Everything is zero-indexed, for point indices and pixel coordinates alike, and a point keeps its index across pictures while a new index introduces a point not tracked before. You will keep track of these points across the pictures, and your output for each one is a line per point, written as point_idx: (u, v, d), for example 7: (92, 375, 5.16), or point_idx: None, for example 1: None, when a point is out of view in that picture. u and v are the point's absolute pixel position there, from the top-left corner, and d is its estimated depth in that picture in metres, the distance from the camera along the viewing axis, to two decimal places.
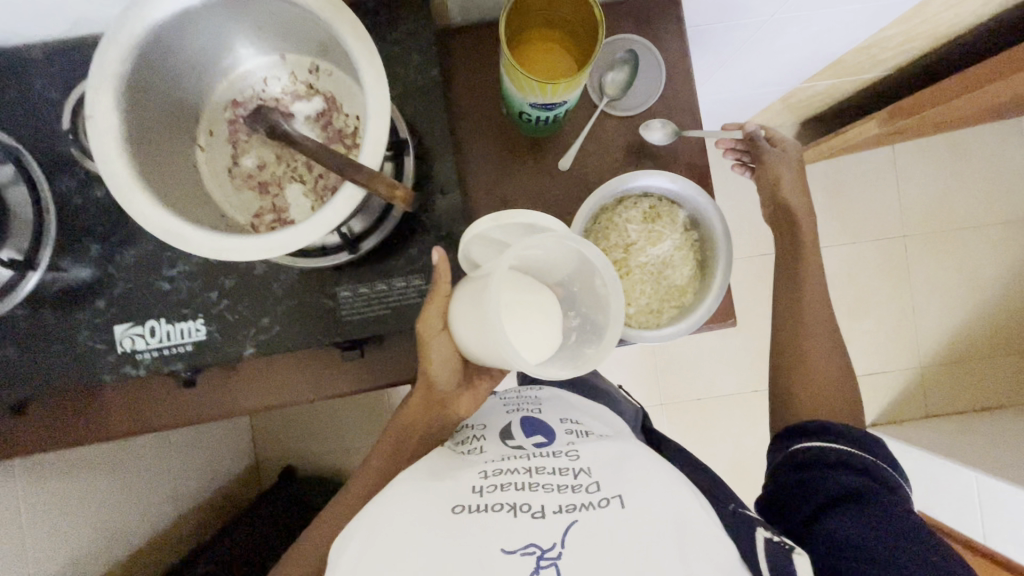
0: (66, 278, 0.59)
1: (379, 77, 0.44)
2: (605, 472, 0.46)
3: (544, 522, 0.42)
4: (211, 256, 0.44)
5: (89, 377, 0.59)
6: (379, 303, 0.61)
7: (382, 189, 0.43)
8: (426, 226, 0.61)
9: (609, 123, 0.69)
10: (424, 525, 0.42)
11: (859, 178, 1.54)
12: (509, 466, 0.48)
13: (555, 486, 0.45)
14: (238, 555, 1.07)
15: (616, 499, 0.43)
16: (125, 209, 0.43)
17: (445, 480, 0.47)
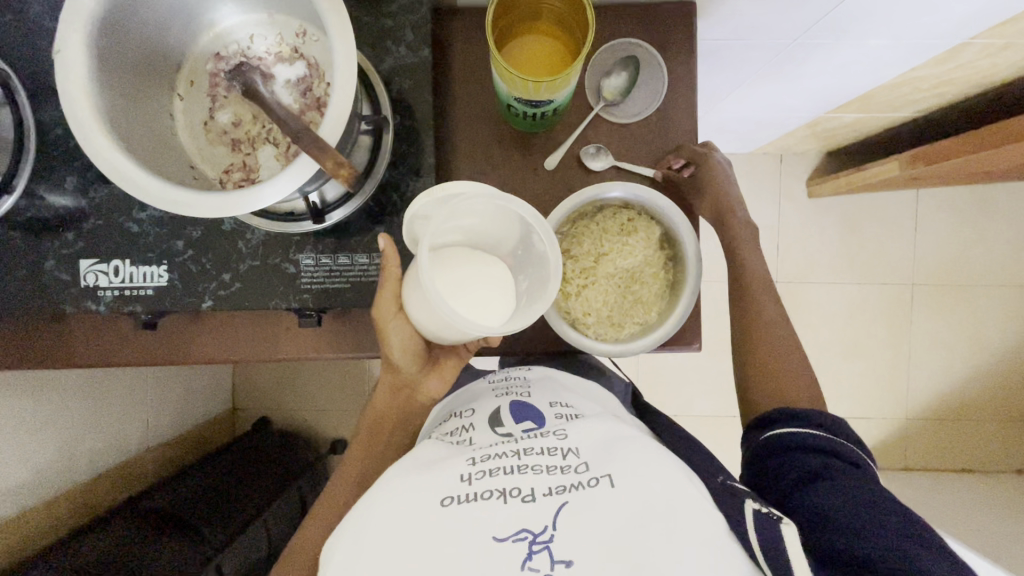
0: (41, 207, 0.60)
1: (349, 51, 0.43)
2: (596, 452, 0.43)
3: (532, 507, 0.38)
4: (162, 206, 0.44)
5: (51, 306, 0.60)
6: (340, 276, 0.60)
7: (328, 165, 0.42)
8: (397, 206, 0.60)
9: (603, 128, 0.67)
10: (412, 523, 0.38)
11: (876, 218, 1.50)
12: (497, 451, 0.44)
13: (544, 468, 0.41)
14: (206, 488, 1.10)
15: (606, 479, 0.40)
16: (82, 145, 0.43)
17: (432, 465, 0.43)
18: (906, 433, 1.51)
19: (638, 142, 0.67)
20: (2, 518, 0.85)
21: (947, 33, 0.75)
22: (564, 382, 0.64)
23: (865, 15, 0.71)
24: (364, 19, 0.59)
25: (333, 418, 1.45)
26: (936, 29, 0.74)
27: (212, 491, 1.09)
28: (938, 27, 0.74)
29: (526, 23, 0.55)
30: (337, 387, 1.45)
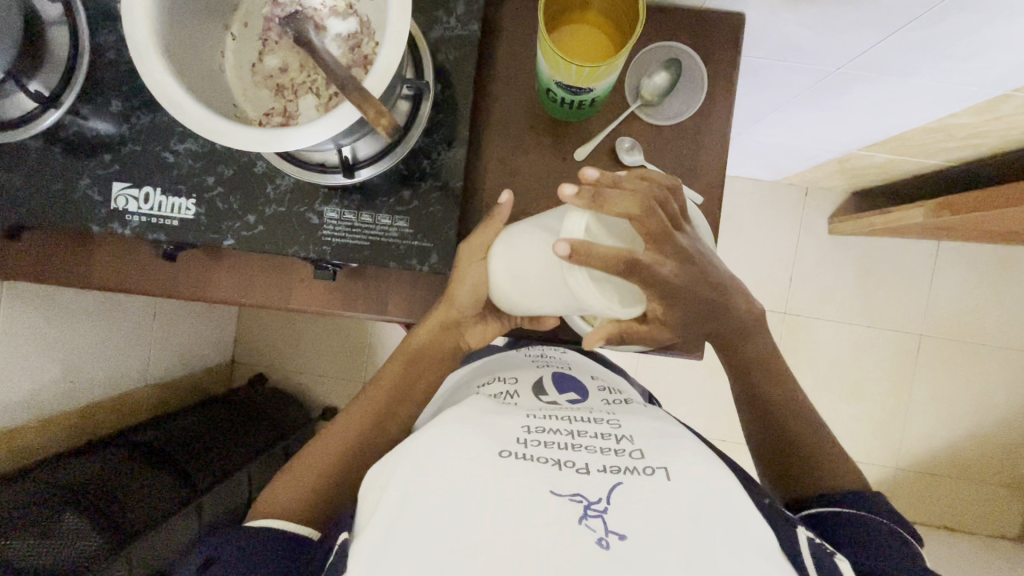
0: (84, 126, 0.62)
1: (404, 8, 0.44)
2: (648, 442, 0.45)
3: (587, 480, 0.41)
4: (204, 133, 0.45)
5: (78, 223, 0.61)
6: (360, 233, 0.61)
7: (370, 113, 0.43)
8: (426, 172, 0.61)
9: (638, 126, 0.68)
10: (473, 466, 0.41)
11: (893, 263, 1.49)
12: (553, 424, 0.47)
13: (598, 449, 0.44)
14: (198, 429, 1.11)
15: (661, 470, 0.42)
16: (136, 65, 0.45)
17: (491, 421, 0.46)
18: (894, 483, 1.50)
19: (670, 145, 0.68)
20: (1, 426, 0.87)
21: (991, 82, 0.75)
22: (592, 368, 0.67)
23: (911, 53, 0.71)
24: None
25: (327, 385, 1.46)
26: (980, 77, 0.74)
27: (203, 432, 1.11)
28: (983, 75, 0.74)
29: (576, 10, 0.56)
30: (335, 355, 1.47)
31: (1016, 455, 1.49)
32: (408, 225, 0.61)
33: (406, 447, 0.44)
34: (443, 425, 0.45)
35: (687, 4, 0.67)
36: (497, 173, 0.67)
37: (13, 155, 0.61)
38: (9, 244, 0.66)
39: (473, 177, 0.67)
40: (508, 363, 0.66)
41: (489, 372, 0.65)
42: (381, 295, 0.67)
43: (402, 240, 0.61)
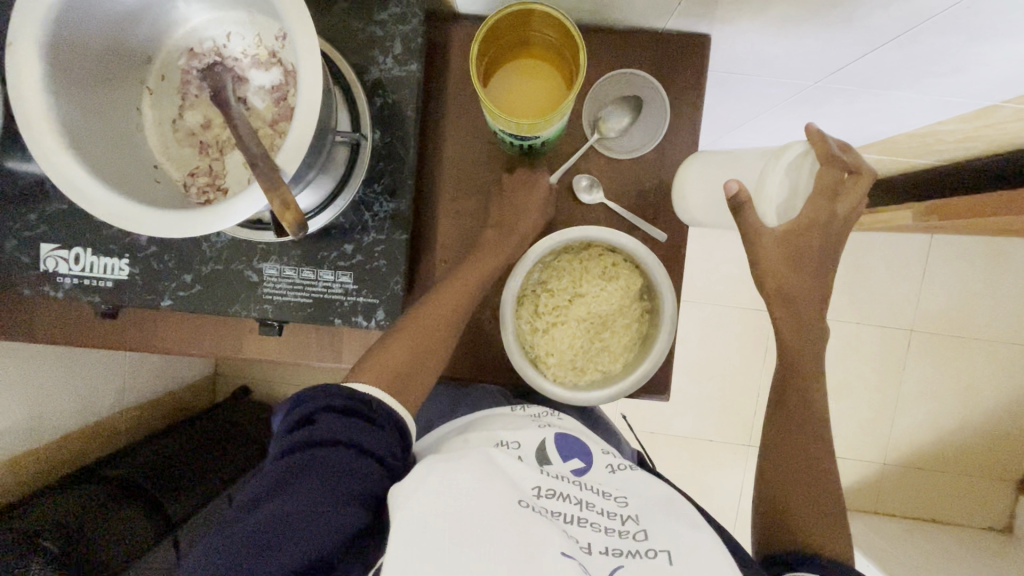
0: (6, 184, 0.58)
1: (316, 76, 0.41)
2: (653, 522, 0.45)
3: (588, 559, 0.41)
4: (107, 216, 0.42)
5: (8, 286, 0.59)
6: (303, 290, 0.58)
7: (276, 203, 0.40)
8: (368, 225, 0.57)
9: (597, 161, 0.64)
10: (484, 516, 0.41)
11: (884, 259, 1.45)
12: (563, 490, 0.47)
13: (601, 528, 0.44)
14: (171, 455, 1.10)
15: (664, 554, 0.42)
16: (30, 145, 0.41)
17: (505, 474, 0.47)
18: (882, 479, 1.50)
19: (632, 181, 0.64)
20: None
21: (978, 95, 0.70)
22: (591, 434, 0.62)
23: (892, 70, 0.66)
24: (352, 25, 0.55)
25: None
26: (966, 90, 0.70)
27: (177, 458, 1.10)
28: (969, 89, 0.69)
29: (517, 48, 0.52)
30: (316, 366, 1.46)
31: (1004, 448, 1.49)
32: (352, 280, 0.58)
33: (430, 472, 0.44)
34: (462, 465, 0.46)
35: (646, 28, 0.62)
36: (449, 217, 0.63)
37: None
38: None
39: (424, 221, 0.64)
40: (502, 419, 0.58)
41: (481, 418, 0.60)
42: (333, 345, 0.65)
43: (347, 297, 0.58)
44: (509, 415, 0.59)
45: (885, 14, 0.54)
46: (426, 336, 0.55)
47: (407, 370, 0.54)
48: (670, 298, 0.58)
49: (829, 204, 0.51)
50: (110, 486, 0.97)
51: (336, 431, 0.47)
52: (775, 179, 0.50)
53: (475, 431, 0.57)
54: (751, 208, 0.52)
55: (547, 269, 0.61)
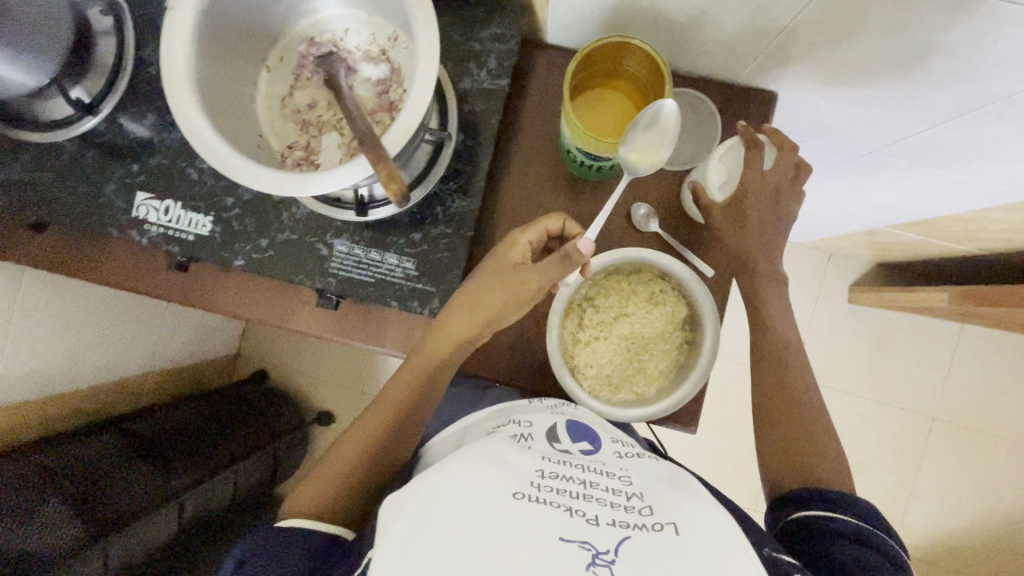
0: (117, 135, 0.64)
1: (429, 66, 0.45)
2: (658, 498, 0.45)
3: (595, 531, 0.41)
4: (221, 168, 0.47)
5: (100, 227, 0.63)
6: (367, 270, 0.62)
7: (381, 174, 0.43)
8: (437, 218, 0.61)
9: (655, 193, 0.67)
10: (485, 508, 0.41)
11: (911, 341, 1.45)
12: (565, 471, 0.47)
13: (608, 502, 0.44)
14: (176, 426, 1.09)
15: (670, 526, 0.42)
16: (167, 97, 0.46)
17: (508, 458, 0.47)
18: None
19: (685, 215, 0.67)
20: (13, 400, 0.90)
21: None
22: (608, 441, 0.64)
23: (947, 148, 0.69)
24: (454, 39, 0.61)
25: (325, 390, 1.48)
26: (1016, 179, 0.72)
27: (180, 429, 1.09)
28: (1021, 176, 0.71)
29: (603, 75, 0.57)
30: (336, 362, 1.49)
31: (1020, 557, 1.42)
32: (414, 267, 0.61)
33: (425, 474, 0.45)
34: (459, 462, 0.46)
35: (717, 79, 0.67)
36: (510, 225, 0.67)
37: (46, 155, 0.64)
38: (34, 235, 0.69)
39: (486, 224, 0.67)
40: (517, 411, 0.59)
41: (506, 410, 0.60)
42: (379, 329, 0.67)
43: (406, 282, 0.61)
44: (526, 407, 0.60)
45: (948, 94, 0.58)
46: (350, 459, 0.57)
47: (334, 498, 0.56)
48: (711, 334, 0.60)
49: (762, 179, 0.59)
50: (124, 444, 0.97)
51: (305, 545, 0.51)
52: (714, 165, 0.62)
53: (488, 422, 0.58)
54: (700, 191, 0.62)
55: (596, 286, 0.64)
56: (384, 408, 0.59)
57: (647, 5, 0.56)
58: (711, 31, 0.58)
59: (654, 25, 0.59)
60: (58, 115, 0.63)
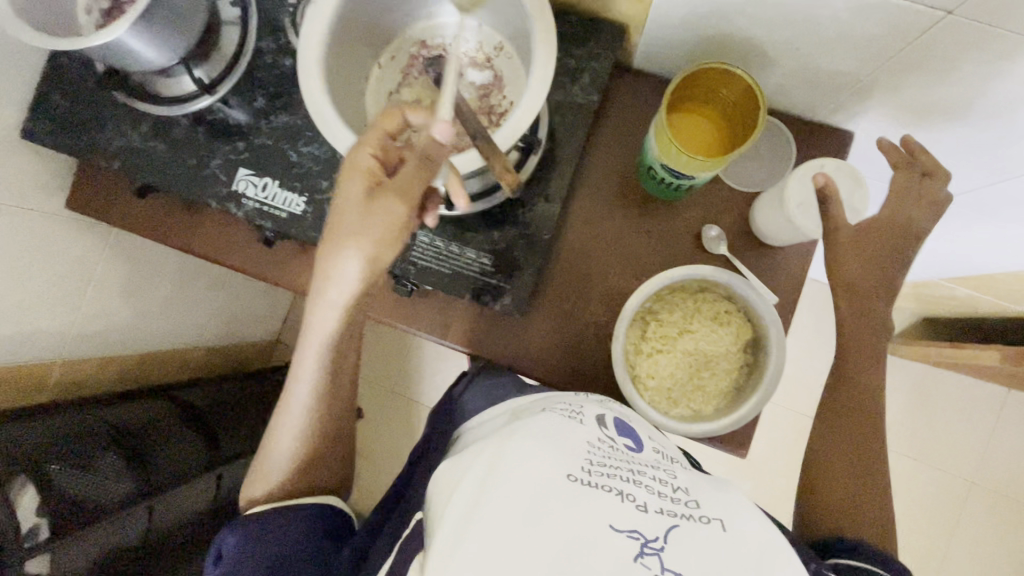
0: (228, 114, 0.68)
1: (545, 71, 0.48)
2: (703, 493, 0.47)
3: (645, 519, 0.42)
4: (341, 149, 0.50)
5: (201, 197, 0.68)
6: (445, 261, 0.64)
7: (497, 166, 0.48)
8: (516, 219, 0.64)
9: (726, 217, 0.69)
10: (539, 490, 0.43)
11: (954, 401, 1.41)
12: (615, 458, 0.48)
13: (657, 491, 0.46)
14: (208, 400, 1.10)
15: (717, 521, 0.43)
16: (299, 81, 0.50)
17: (562, 442, 0.48)
18: None
19: (753, 241, 0.69)
20: (80, 354, 0.93)
21: None
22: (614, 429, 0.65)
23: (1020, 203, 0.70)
24: None
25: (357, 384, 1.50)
26: None
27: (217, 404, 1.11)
28: None
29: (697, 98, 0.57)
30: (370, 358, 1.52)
31: None
32: (490, 263, 0.64)
33: (482, 450, 0.48)
34: (515, 442, 0.47)
35: (798, 114, 0.69)
36: (581, 233, 0.70)
37: (163, 126, 0.69)
38: (144, 201, 0.76)
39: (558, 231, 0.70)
40: (567, 400, 0.58)
41: (548, 398, 0.60)
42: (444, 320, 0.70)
43: (482, 276, 0.64)
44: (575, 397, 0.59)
45: None
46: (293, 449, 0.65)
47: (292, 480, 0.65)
48: (780, 359, 0.60)
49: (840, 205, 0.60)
50: (167, 410, 1.00)
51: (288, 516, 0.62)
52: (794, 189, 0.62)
53: (531, 405, 0.59)
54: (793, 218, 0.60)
55: (667, 303, 0.65)
56: (303, 419, 0.63)
57: (743, 36, 0.59)
58: (801, 67, 0.60)
59: (745, 56, 0.62)
60: (181, 91, 0.68)
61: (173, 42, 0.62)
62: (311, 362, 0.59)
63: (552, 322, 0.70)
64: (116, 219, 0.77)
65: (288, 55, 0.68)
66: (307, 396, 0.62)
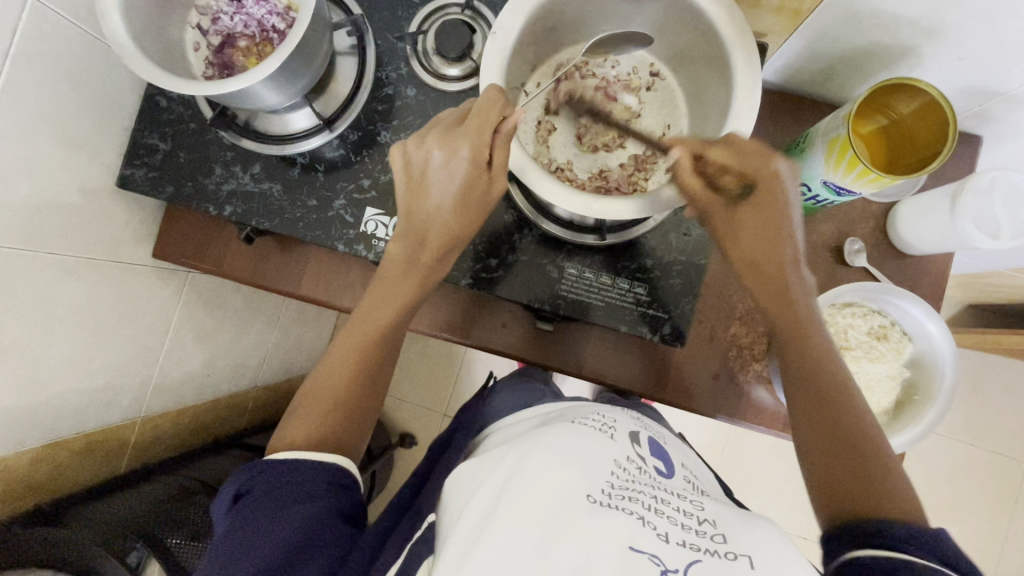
0: (348, 150, 0.64)
1: (751, 94, 0.48)
2: (735, 528, 0.40)
3: (664, 549, 0.37)
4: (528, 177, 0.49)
5: (327, 239, 0.64)
6: (598, 293, 0.62)
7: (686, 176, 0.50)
8: (669, 247, 0.62)
9: (867, 229, 0.68)
10: (549, 499, 0.39)
11: (1003, 385, 1.45)
12: (637, 484, 0.43)
13: (679, 522, 0.40)
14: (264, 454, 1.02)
15: (745, 558, 0.37)
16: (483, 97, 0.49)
17: (585, 457, 0.44)
18: None
19: (894, 252, 0.68)
20: (161, 410, 0.86)
21: None
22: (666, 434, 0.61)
23: None
24: None
25: (411, 410, 1.46)
26: None
27: None
28: None
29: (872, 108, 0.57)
30: (424, 382, 1.47)
31: None
32: (645, 294, 0.62)
33: (508, 454, 0.45)
34: (534, 448, 0.44)
35: None
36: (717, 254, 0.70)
37: (277, 167, 0.64)
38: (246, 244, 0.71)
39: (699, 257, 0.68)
40: (601, 409, 0.57)
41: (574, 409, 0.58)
42: (585, 355, 0.69)
43: (637, 307, 0.62)
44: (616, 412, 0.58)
45: None
46: (343, 380, 0.58)
47: (327, 422, 0.56)
48: (955, 372, 0.60)
49: (1008, 219, 0.57)
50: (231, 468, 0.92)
51: (267, 489, 0.50)
52: (967, 201, 0.56)
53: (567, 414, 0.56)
54: (960, 234, 0.57)
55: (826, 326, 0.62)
56: (369, 332, 0.59)
57: (901, 48, 0.57)
58: (956, 77, 0.59)
59: (893, 68, 0.61)
60: (291, 128, 0.63)
61: (298, 78, 0.57)
62: (401, 282, 0.58)
63: (693, 346, 0.69)
64: (216, 265, 0.72)
65: (411, 84, 0.64)
66: (384, 310, 0.59)
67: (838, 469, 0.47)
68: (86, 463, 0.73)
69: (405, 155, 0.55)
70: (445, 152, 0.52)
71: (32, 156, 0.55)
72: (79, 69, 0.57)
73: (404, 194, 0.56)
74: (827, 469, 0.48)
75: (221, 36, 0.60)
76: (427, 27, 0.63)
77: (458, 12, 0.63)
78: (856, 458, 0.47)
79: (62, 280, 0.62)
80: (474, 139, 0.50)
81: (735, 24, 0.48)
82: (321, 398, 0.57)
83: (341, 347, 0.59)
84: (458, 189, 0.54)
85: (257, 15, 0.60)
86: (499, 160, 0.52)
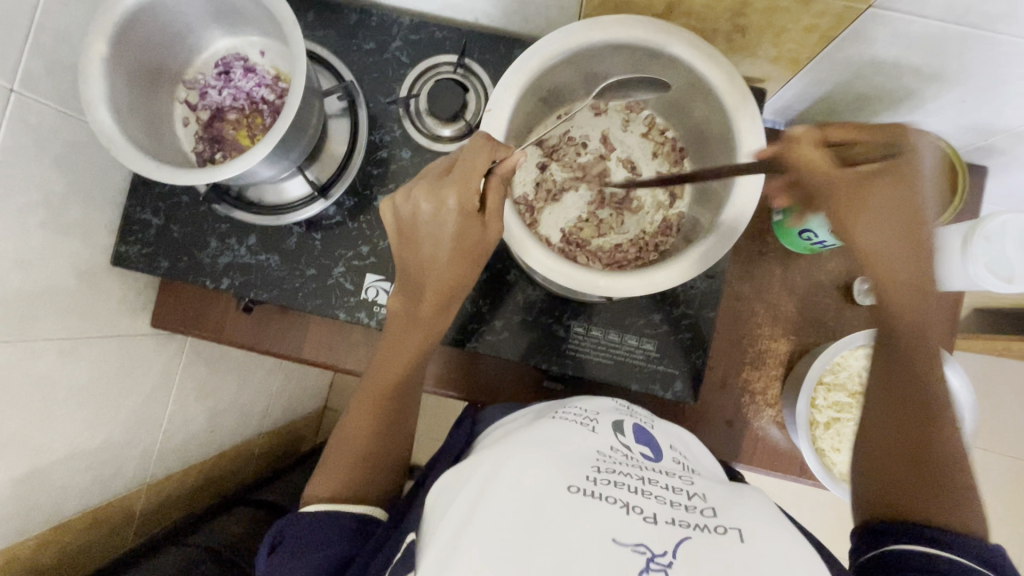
0: (345, 216, 0.63)
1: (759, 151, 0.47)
2: (729, 503, 0.36)
3: (650, 530, 0.32)
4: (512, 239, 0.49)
5: (328, 308, 0.63)
6: (606, 351, 0.61)
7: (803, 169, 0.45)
8: (677, 300, 0.61)
9: None
10: (526, 495, 0.33)
11: (1014, 389, 1.43)
12: (623, 465, 0.39)
13: (668, 499, 0.35)
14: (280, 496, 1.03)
15: (735, 531, 0.32)
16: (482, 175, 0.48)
17: (566, 451, 0.38)
18: None
19: None
20: (168, 471, 0.85)
21: None
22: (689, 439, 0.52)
23: None
24: None
25: (420, 443, 1.44)
26: None
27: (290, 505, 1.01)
28: None
29: None
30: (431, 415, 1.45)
31: None
32: (654, 349, 0.61)
33: (483, 456, 0.39)
34: (511, 449, 0.38)
35: None
36: (724, 299, 0.69)
37: (273, 236, 0.63)
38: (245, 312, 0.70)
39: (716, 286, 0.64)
40: (583, 403, 0.49)
41: (557, 400, 0.52)
42: None
43: (648, 362, 0.60)
44: (599, 400, 0.51)
45: None
46: (366, 432, 0.56)
47: (352, 478, 0.54)
48: (976, 416, 0.60)
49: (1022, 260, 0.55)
50: (243, 515, 0.93)
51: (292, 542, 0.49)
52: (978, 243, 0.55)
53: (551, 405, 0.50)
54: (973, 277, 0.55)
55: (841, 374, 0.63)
56: (389, 377, 0.57)
57: (902, 92, 0.56)
58: (959, 116, 0.58)
59: (894, 109, 0.60)
60: (285, 197, 0.62)
61: (291, 149, 0.56)
62: (407, 330, 0.56)
63: (705, 393, 0.68)
64: (216, 332, 0.71)
65: (405, 146, 0.63)
66: (402, 356, 0.56)
67: (893, 476, 0.43)
68: (93, 537, 0.72)
69: (393, 209, 0.51)
70: (433, 203, 0.48)
71: (23, 247, 0.53)
72: (67, 154, 0.56)
73: (395, 246, 0.53)
74: (888, 474, 0.44)
75: (209, 110, 0.60)
76: (418, 88, 0.62)
77: (449, 71, 0.62)
78: (930, 466, 0.42)
79: (59, 366, 0.60)
80: (453, 189, 0.49)
81: (734, 86, 0.47)
82: (340, 452, 0.55)
83: (361, 397, 0.57)
84: (453, 241, 0.50)
85: (246, 88, 0.59)
86: (493, 203, 0.49)
